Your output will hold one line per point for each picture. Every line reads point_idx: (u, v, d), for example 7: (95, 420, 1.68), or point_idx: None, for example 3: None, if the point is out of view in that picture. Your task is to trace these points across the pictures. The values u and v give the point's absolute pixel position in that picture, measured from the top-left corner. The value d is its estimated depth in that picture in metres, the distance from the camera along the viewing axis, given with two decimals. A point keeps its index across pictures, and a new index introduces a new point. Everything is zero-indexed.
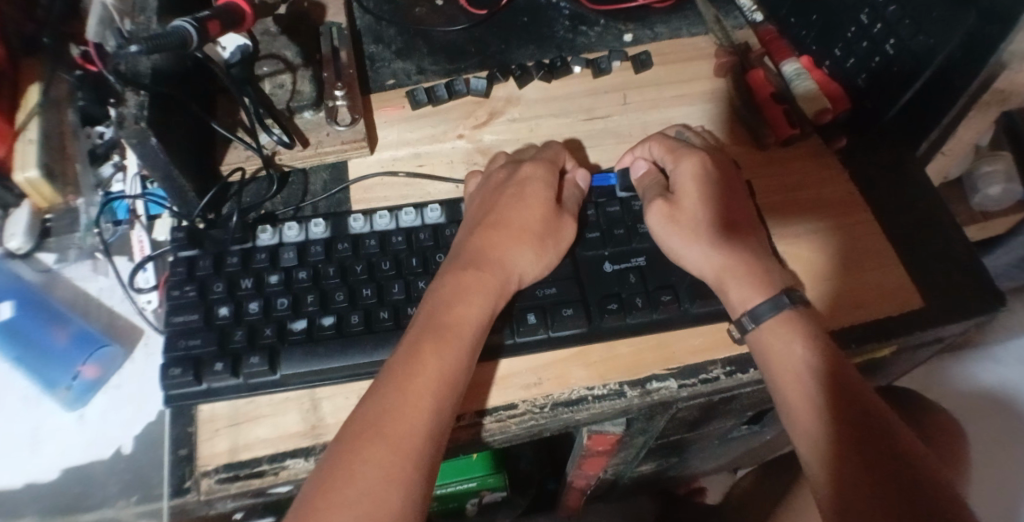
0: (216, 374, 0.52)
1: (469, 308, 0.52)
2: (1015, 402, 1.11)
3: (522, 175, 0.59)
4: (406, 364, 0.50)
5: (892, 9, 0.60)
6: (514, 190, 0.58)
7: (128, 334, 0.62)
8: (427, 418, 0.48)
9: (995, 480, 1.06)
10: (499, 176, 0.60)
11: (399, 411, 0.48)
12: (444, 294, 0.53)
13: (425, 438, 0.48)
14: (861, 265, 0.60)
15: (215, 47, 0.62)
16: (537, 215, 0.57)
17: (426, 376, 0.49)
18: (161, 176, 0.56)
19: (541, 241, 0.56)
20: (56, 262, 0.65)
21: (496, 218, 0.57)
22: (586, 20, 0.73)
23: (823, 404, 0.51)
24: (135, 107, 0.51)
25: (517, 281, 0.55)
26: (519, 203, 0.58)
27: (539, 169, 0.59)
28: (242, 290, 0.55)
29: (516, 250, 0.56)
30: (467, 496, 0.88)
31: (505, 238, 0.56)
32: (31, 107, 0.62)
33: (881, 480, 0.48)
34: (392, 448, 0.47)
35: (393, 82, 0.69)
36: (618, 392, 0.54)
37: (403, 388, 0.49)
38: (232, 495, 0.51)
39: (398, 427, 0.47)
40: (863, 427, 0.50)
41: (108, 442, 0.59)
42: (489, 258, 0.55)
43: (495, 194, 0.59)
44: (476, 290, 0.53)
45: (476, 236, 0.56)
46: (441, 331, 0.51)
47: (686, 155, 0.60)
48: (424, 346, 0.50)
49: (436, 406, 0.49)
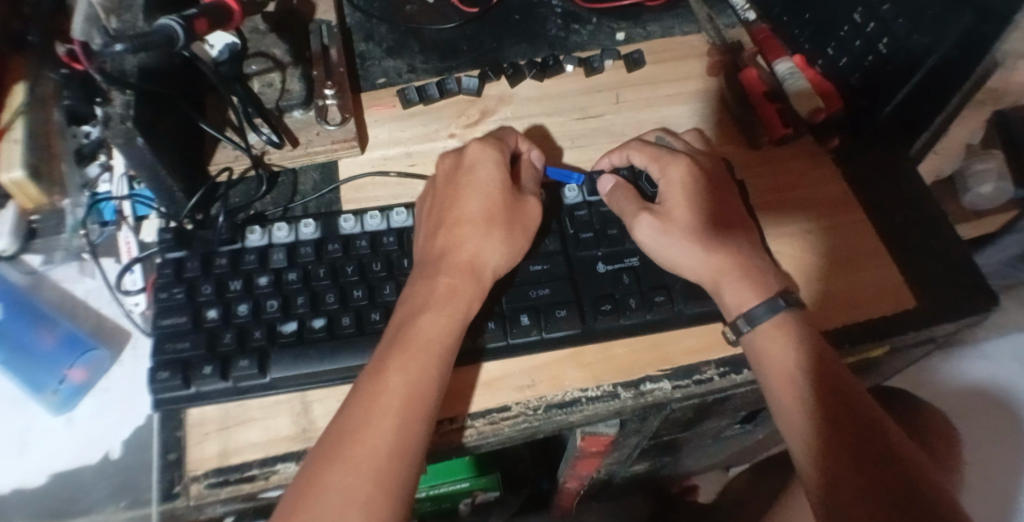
0: (205, 378, 0.51)
1: (438, 319, 0.52)
2: (1004, 398, 1.12)
3: (469, 160, 0.59)
4: (373, 381, 0.49)
5: (885, 8, 0.59)
6: (467, 176, 0.58)
7: (116, 337, 0.61)
8: (395, 436, 0.47)
9: (986, 477, 1.07)
10: (447, 165, 0.59)
11: (366, 429, 0.47)
12: (415, 303, 0.53)
13: (393, 456, 0.47)
14: (855, 266, 0.60)
15: (202, 45, 0.60)
16: (495, 202, 0.57)
17: (393, 393, 0.48)
18: (148, 177, 0.55)
19: (506, 230, 0.56)
20: (42, 264, 0.64)
21: (456, 216, 0.56)
22: (579, 18, 0.72)
23: (815, 418, 0.51)
24: (121, 106, 0.50)
25: (489, 272, 0.54)
26: (476, 191, 0.57)
27: (451, 159, 0.59)
28: (231, 292, 0.54)
29: (482, 248, 0.55)
30: (460, 496, 0.88)
31: (473, 233, 0.56)
32: (15, 107, 0.61)
33: (874, 495, 0.47)
34: (359, 465, 0.46)
35: (384, 80, 0.68)
36: (612, 393, 0.54)
37: (369, 405, 0.48)
38: (223, 499, 0.51)
39: (361, 449, 0.46)
40: (855, 440, 0.49)
41: (96, 445, 0.59)
42: (456, 259, 0.54)
43: (446, 187, 0.58)
44: (448, 300, 0.52)
45: (442, 235, 0.56)
46: (408, 344, 0.50)
47: (671, 162, 0.59)
48: (392, 362, 0.50)
49: (405, 419, 0.48)
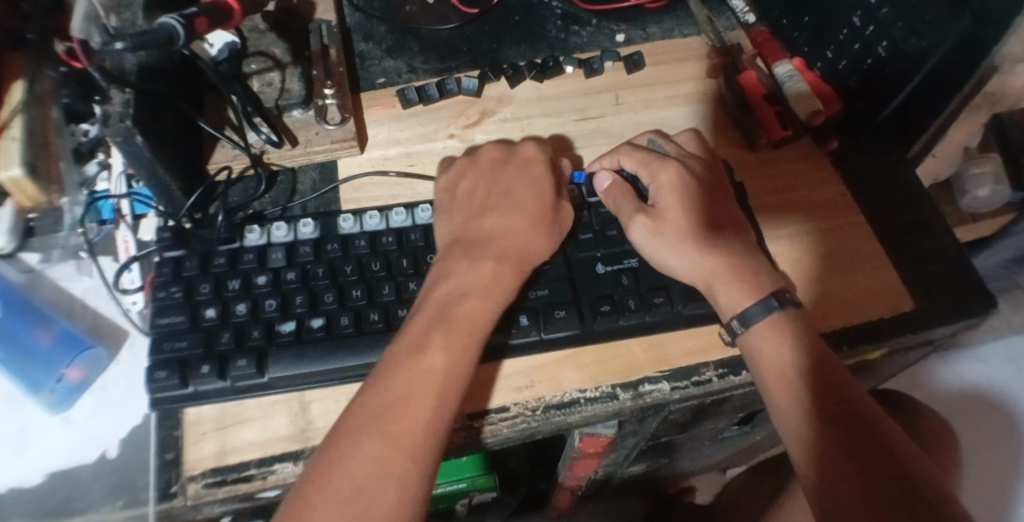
0: (202, 377, 0.51)
1: (483, 303, 0.53)
2: (1000, 402, 1.12)
3: (519, 156, 0.61)
4: (411, 356, 0.49)
5: (885, 11, 0.60)
6: (518, 170, 0.60)
7: (113, 336, 0.61)
8: (430, 416, 0.48)
9: (983, 481, 1.07)
10: (494, 154, 0.62)
11: (405, 407, 0.48)
12: (457, 284, 0.53)
13: (426, 436, 0.47)
14: (854, 265, 0.60)
15: (202, 44, 0.61)
16: (544, 195, 0.58)
17: (433, 370, 0.49)
18: (148, 175, 0.55)
19: (551, 224, 0.57)
20: (39, 263, 0.64)
21: (503, 203, 0.59)
22: (579, 20, 0.73)
23: (833, 394, 0.51)
24: (120, 105, 0.50)
25: (533, 265, 0.55)
26: (526, 183, 0.59)
27: (500, 151, 0.62)
28: (229, 291, 0.54)
29: (525, 239, 0.56)
30: (456, 496, 0.88)
31: (521, 219, 0.57)
32: (14, 104, 0.60)
33: (885, 476, 0.48)
34: (388, 445, 0.46)
35: (383, 80, 0.68)
36: (611, 394, 0.54)
37: (406, 382, 0.48)
38: (220, 499, 0.51)
39: (398, 424, 0.47)
40: (868, 420, 0.50)
41: (93, 445, 0.59)
42: (502, 246, 0.56)
43: (492, 176, 0.60)
44: (493, 284, 0.53)
45: (488, 218, 0.58)
46: (451, 323, 0.51)
47: (660, 167, 0.59)
48: (432, 339, 0.50)
49: (441, 400, 0.48)
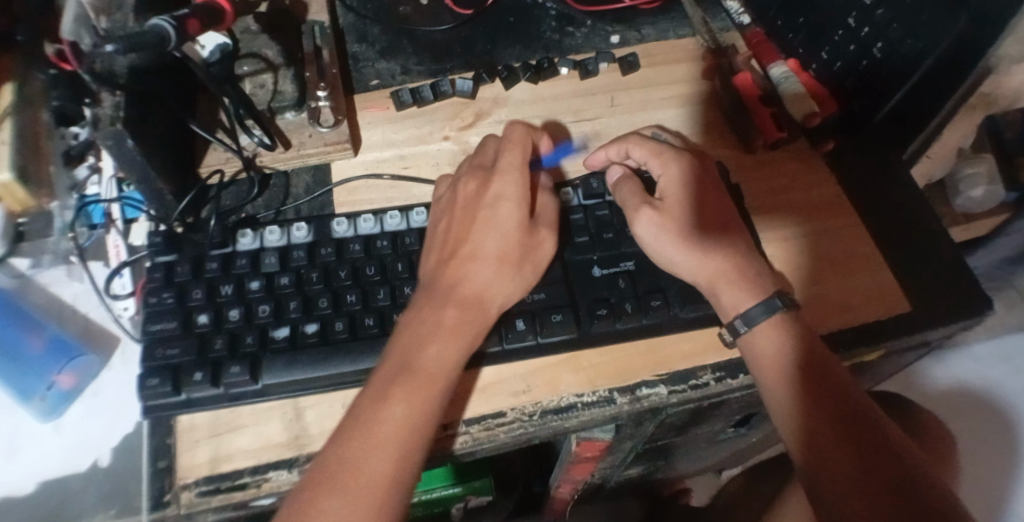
0: (196, 384, 0.51)
1: (446, 352, 0.51)
2: (991, 400, 1.13)
3: (493, 193, 0.57)
4: (373, 409, 0.49)
5: (880, 12, 0.59)
6: (488, 210, 0.57)
7: (104, 341, 0.60)
8: (391, 465, 0.47)
9: (977, 484, 1.07)
10: (469, 191, 0.58)
11: (368, 456, 0.47)
12: (419, 332, 0.52)
13: (390, 486, 0.47)
14: (850, 270, 0.60)
15: (194, 46, 0.59)
16: (510, 233, 0.56)
17: (393, 422, 0.48)
18: (138, 179, 0.54)
19: (518, 266, 0.55)
20: (30, 267, 0.63)
21: (472, 246, 0.56)
22: (573, 21, 0.72)
23: (829, 401, 0.50)
24: (110, 107, 0.49)
25: (503, 306, 0.54)
26: (495, 225, 0.56)
27: (473, 184, 0.58)
28: (222, 296, 0.54)
29: (494, 280, 0.54)
30: (453, 501, 0.87)
31: (487, 268, 0.55)
32: (4, 108, 0.59)
33: (885, 485, 0.46)
34: (353, 495, 0.46)
35: (377, 82, 0.68)
36: (608, 399, 0.54)
37: (368, 436, 0.48)
38: (214, 508, 0.50)
39: (360, 475, 0.47)
40: (868, 429, 0.49)
41: (86, 451, 0.58)
42: (467, 292, 0.54)
43: (467, 214, 0.57)
44: (456, 332, 0.52)
45: (457, 265, 0.55)
46: (413, 375, 0.50)
47: (673, 158, 0.59)
48: (393, 395, 0.49)
49: (404, 452, 0.48)
